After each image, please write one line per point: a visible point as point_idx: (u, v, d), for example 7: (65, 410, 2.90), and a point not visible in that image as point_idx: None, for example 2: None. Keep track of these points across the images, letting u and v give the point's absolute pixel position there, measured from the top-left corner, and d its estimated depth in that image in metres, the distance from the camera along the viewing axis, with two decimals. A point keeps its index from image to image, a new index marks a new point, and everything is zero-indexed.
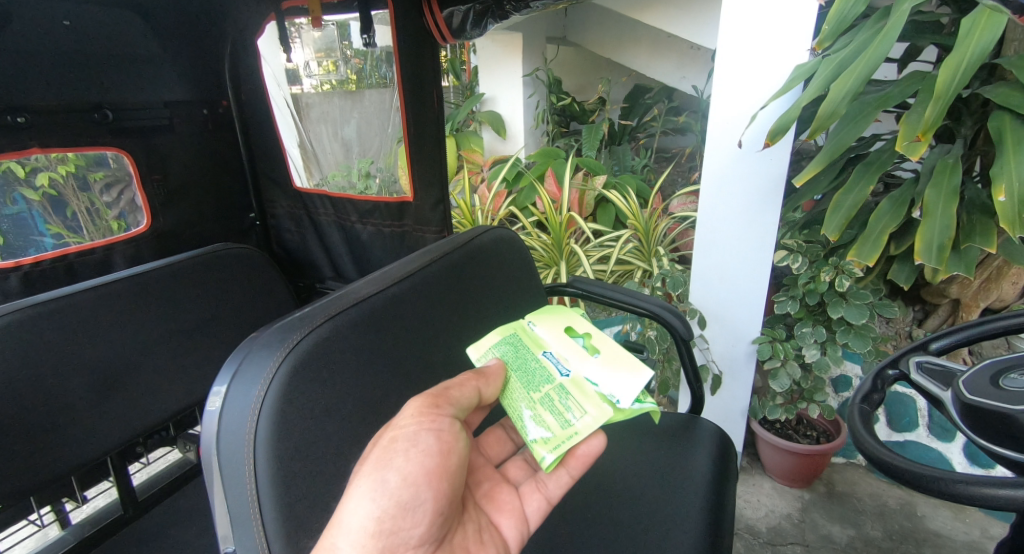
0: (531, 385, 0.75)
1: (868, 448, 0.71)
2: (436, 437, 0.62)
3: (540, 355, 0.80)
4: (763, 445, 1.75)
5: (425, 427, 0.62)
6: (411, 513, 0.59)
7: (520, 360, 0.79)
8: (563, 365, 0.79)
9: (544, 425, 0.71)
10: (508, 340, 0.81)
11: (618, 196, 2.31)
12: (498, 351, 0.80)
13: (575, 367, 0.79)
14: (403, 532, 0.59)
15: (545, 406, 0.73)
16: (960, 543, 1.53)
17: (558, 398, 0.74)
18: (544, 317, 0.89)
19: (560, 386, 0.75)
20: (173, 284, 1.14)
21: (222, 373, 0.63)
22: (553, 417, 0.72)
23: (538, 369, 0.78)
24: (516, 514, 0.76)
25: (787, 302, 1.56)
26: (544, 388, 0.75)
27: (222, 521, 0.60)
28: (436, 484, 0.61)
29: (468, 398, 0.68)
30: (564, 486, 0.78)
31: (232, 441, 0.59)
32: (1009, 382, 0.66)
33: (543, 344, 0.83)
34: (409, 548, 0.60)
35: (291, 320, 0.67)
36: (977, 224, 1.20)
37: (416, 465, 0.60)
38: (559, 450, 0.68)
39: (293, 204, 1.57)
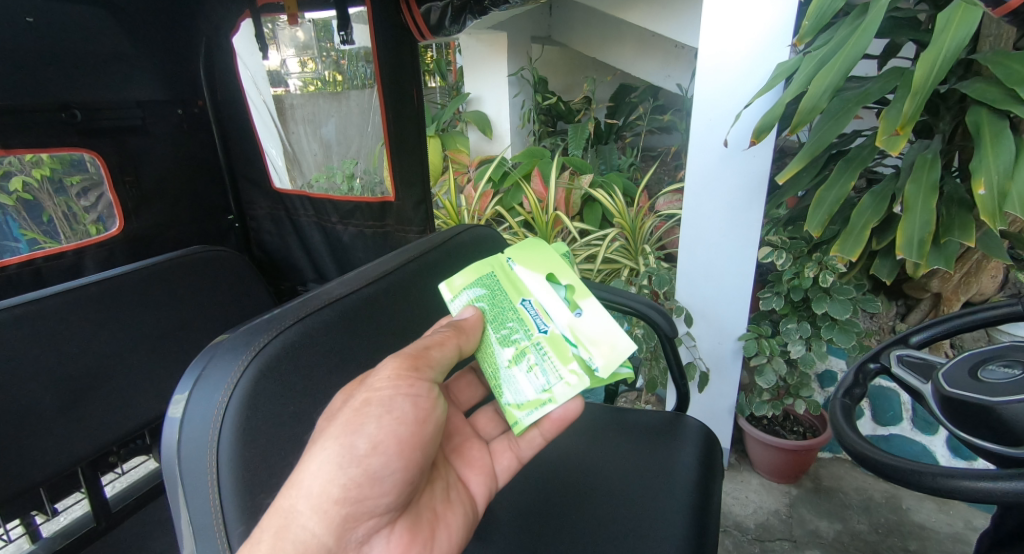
0: (507, 342, 0.74)
1: (850, 443, 0.70)
2: (412, 404, 0.61)
3: (518, 305, 0.75)
4: (750, 441, 1.75)
5: (402, 393, 0.60)
6: (380, 481, 0.59)
7: (497, 311, 0.75)
8: (542, 319, 0.75)
9: (519, 386, 0.72)
10: (486, 284, 0.77)
11: (605, 194, 2.30)
12: (474, 297, 0.77)
13: (554, 323, 0.74)
14: (370, 500, 0.59)
15: (520, 365, 0.72)
16: (944, 535, 1.54)
17: (534, 357, 0.72)
18: (528, 254, 0.79)
19: (537, 344, 0.73)
20: (146, 288, 1.10)
21: (184, 379, 0.61)
22: (528, 379, 0.72)
23: (515, 323, 0.74)
24: (486, 471, 0.76)
25: (772, 298, 1.56)
26: (521, 343, 0.73)
27: (185, 534, 0.57)
28: (409, 453, 0.60)
29: (449, 358, 0.67)
30: (537, 447, 0.79)
31: (194, 451, 0.57)
32: (987, 374, 0.66)
33: (524, 289, 0.77)
34: (374, 516, 0.59)
35: (259, 322, 0.65)
36: (955, 217, 1.21)
37: (388, 433, 0.59)
38: (533, 415, 0.70)
39: (273, 206, 1.54)
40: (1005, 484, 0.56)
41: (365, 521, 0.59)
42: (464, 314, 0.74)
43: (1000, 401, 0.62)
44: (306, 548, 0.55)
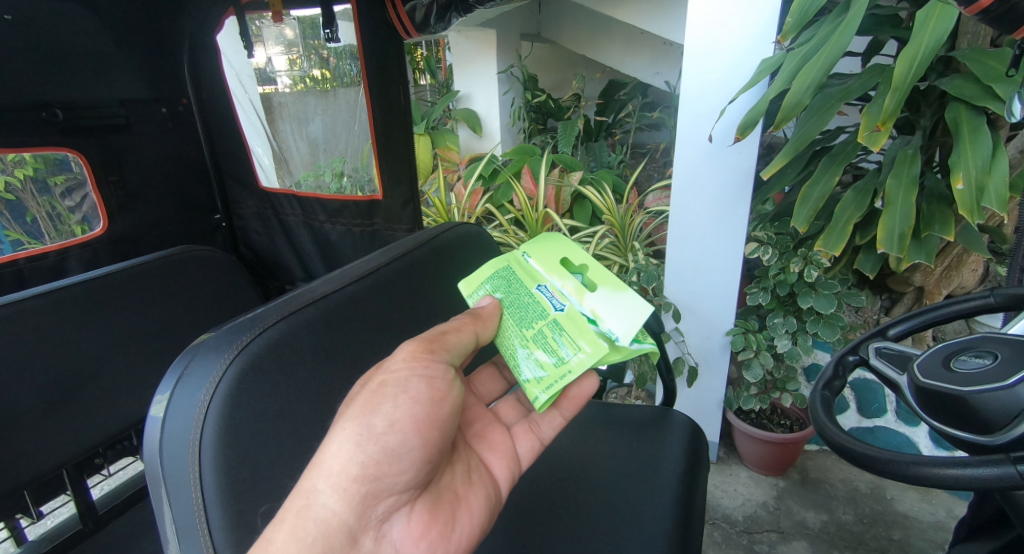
0: (523, 323, 0.74)
1: (829, 433, 0.71)
2: (429, 383, 0.63)
3: (534, 291, 0.75)
4: (738, 434, 1.77)
5: (416, 377, 0.62)
6: (399, 459, 0.60)
7: (513, 297, 0.76)
8: (558, 299, 0.74)
9: (537, 362, 0.71)
10: (504, 276, 0.79)
11: (595, 192, 2.32)
12: (492, 290, 0.78)
13: (571, 301, 0.73)
14: (391, 477, 0.60)
15: (537, 346, 0.71)
16: (926, 523, 1.57)
17: (552, 333, 0.71)
18: (542, 247, 0.81)
19: (553, 322, 0.72)
20: (132, 289, 1.10)
21: (167, 378, 0.60)
22: (546, 354, 0.70)
23: (531, 304, 0.74)
24: (508, 454, 0.77)
25: (759, 293, 1.58)
26: (538, 324, 0.72)
27: (168, 531, 0.57)
28: (426, 434, 0.62)
29: (465, 343, 0.69)
30: (554, 427, 0.81)
31: (176, 449, 0.56)
32: (959, 364, 0.66)
33: (539, 276, 0.78)
34: (393, 493, 0.60)
35: (243, 321, 0.65)
36: (936, 212, 1.22)
37: (405, 412, 0.60)
38: (552, 388, 0.67)
39: (261, 205, 1.54)
40: (990, 469, 0.55)
41: (384, 501, 0.60)
42: (481, 304, 0.76)
43: (969, 390, 0.62)
44: (328, 525, 0.56)
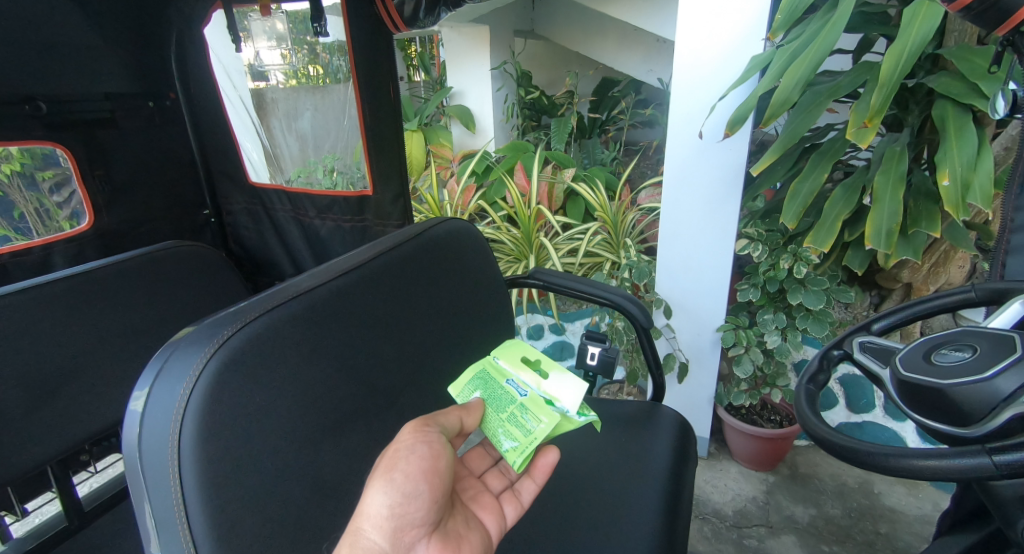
0: (497, 409, 0.77)
1: (811, 425, 0.71)
2: (431, 445, 0.64)
3: (504, 383, 0.81)
4: (728, 430, 1.79)
5: (421, 437, 0.64)
6: (416, 499, 0.61)
7: (487, 392, 0.80)
8: (521, 386, 0.80)
9: (511, 439, 0.74)
10: (476, 371, 0.83)
11: (587, 188, 2.32)
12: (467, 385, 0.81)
13: (532, 387, 0.80)
14: (412, 513, 0.61)
15: (509, 426, 0.75)
16: (913, 517, 1.59)
17: (522, 415, 0.76)
18: (507, 349, 0.88)
19: (522, 406, 0.77)
20: (117, 284, 1.09)
21: (146, 372, 0.57)
22: (518, 431, 0.74)
23: (503, 394, 0.79)
24: (497, 510, 0.76)
25: (750, 290, 1.58)
26: (509, 409, 0.77)
27: (148, 528, 0.55)
28: (434, 480, 0.63)
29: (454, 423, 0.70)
30: (533, 493, 0.81)
31: (156, 445, 0.54)
32: (940, 358, 0.66)
33: (507, 371, 0.83)
34: (415, 528, 0.61)
35: (226, 313, 0.62)
36: (923, 210, 1.23)
37: (418, 466, 0.62)
38: (524, 453, 0.72)
39: (250, 200, 1.53)
40: (964, 459, 0.56)
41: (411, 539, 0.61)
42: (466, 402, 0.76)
43: (949, 383, 0.63)
44: None
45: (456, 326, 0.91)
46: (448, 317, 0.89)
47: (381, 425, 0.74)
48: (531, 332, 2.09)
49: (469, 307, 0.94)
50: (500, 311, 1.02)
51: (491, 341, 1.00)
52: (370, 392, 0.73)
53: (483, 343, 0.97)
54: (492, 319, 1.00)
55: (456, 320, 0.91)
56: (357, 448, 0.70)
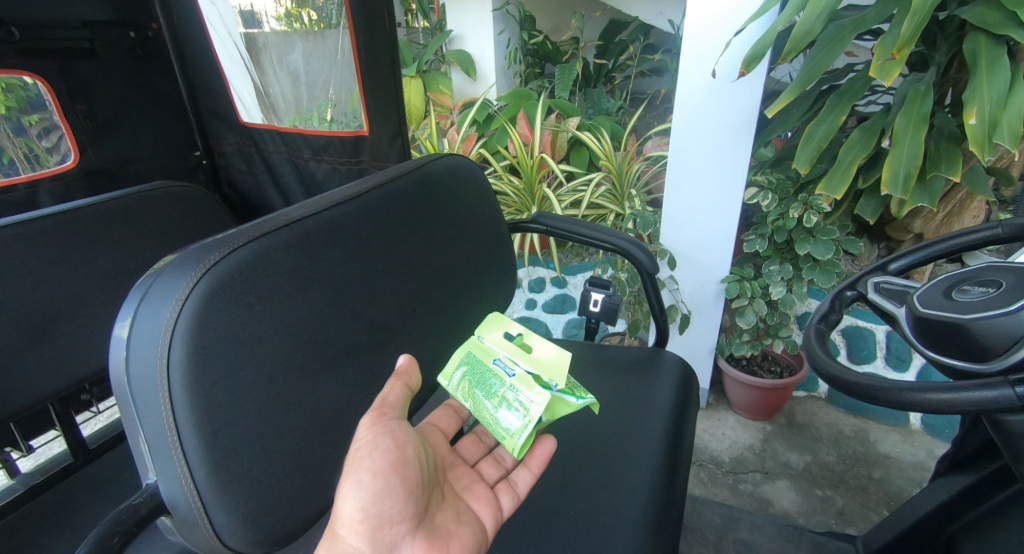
0: (487, 392, 0.74)
1: (821, 364, 0.69)
2: (392, 437, 0.63)
3: (491, 364, 0.77)
4: (728, 381, 1.79)
5: (380, 430, 0.62)
6: (388, 495, 0.60)
7: (476, 376, 0.76)
8: (508, 365, 0.76)
9: (506, 422, 0.70)
10: (462, 355, 0.80)
11: (592, 137, 2.23)
12: (453, 372, 0.78)
13: (519, 366, 0.76)
14: (388, 509, 0.61)
15: (500, 408, 0.72)
16: (907, 463, 1.61)
17: (512, 395, 0.72)
18: (490, 330, 0.84)
19: (511, 384, 0.73)
20: (106, 225, 1.05)
21: (130, 297, 0.55)
22: (511, 410, 0.71)
23: (491, 376, 0.75)
24: (493, 503, 0.73)
25: (757, 240, 1.55)
26: (499, 391, 0.73)
27: (142, 452, 0.54)
28: (404, 471, 0.62)
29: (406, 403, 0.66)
30: (530, 482, 0.77)
31: (144, 370, 0.52)
32: (961, 294, 0.64)
33: (494, 352, 0.80)
34: (394, 524, 0.61)
35: (213, 239, 0.58)
36: (944, 152, 1.18)
37: (381, 460, 0.61)
38: (524, 436, 0.68)
39: (242, 141, 1.42)
40: (990, 392, 0.54)
41: (392, 535, 0.61)
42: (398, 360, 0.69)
43: (970, 318, 0.60)
44: None
45: (455, 265, 0.88)
46: (447, 256, 0.86)
47: (379, 362, 0.72)
48: (532, 286, 2.06)
49: (468, 246, 0.91)
50: (500, 252, 0.99)
51: (492, 283, 0.97)
52: (367, 327, 0.71)
53: (484, 284, 0.95)
54: (492, 260, 0.97)
55: (455, 258, 0.88)
56: (355, 383, 0.68)
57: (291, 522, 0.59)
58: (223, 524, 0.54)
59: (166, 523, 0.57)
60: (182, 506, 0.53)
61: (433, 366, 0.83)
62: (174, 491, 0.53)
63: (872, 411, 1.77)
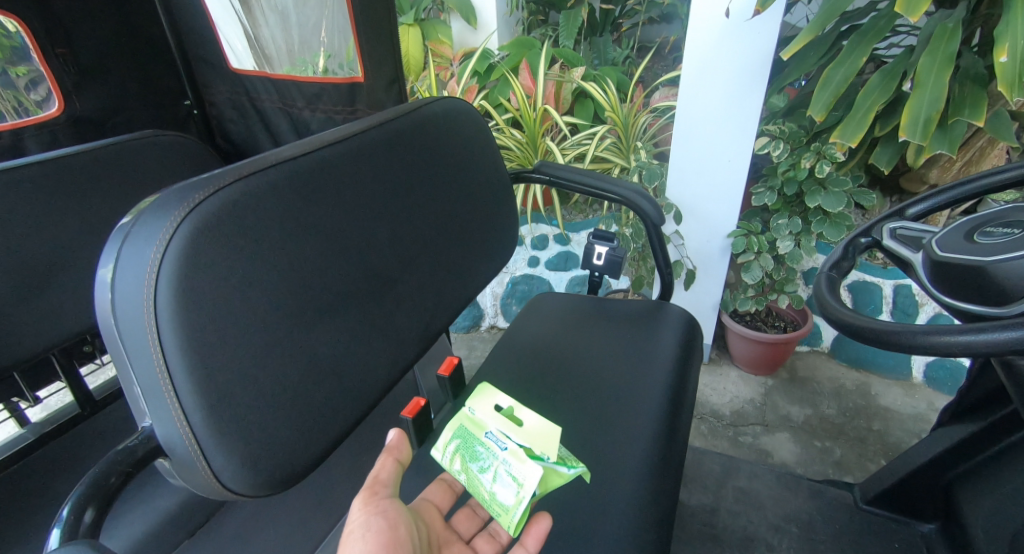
0: (481, 468, 0.74)
1: (831, 312, 0.67)
2: (384, 516, 0.64)
3: (482, 438, 0.77)
4: (731, 336, 1.78)
5: (371, 510, 0.64)
6: None
7: (468, 452, 0.77)
8: (500, 439, 0.77)
9: (501, 498, 0.71)
10: (453, 428, 0.80)
11: (597, 88, 2.13)
12: (446, 445, 0.78)
13: (511, 439, 0.76)
14: None
15: (494, 485, 0.72)
16: (907, 415, 1.61)
17: (506, 471, 0.73)
18: (480, 401, 0.83)
19: (505, 460, 0.73)
20: (102, 174, 1.01)
21: (113, 239, 0.53)
22: (506, 485, 0.71)
23: (483, 452, 0.75)
24: None
25: (766, 193, 1.51)
26: (492, 467, 0.74)
27: (135, 397, 0.53)
28: (396, 550, 0.62)
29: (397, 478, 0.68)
30: None
31: (132, 313, 0.50)
32: (984, 237, 0.61)
33: (484, 424, 0.80)
34: None
35: (198, 179, 0.56)
36: (969, 94, 1.12)
37: (374, 543, 0.61)
38: (519, 513, 0.68)
39: (233, 90, 1.34)
40: (998, 334, 0.51)
41: None
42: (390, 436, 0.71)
43: (993, 260, 0.58)
44: None
45: (455, 213, 0.85)
46: (446, 202, 0.83)
47: (379, 310, 0.71)
48: (536, 243, 2.01)
49: (468, 194, 0.88)
50: (501, 201, 0.96)
51: (493, 233, 0.95)
52: (364, 273, 0.68)
53: (484, 233, 0.92)
54: (493, 209, 0.94)
55: (455, 205, 0.85)
56: (353, 330, 0.67)
57: (292, 466, 0.59)
58: (223, 467, 0.53)
59: (164, 467, 0.57)
60: (179, 449, 0.52)
61: (433, 317, 0.81)
62: (170, 434, 0.52)
63: (874, 365, 1.76)
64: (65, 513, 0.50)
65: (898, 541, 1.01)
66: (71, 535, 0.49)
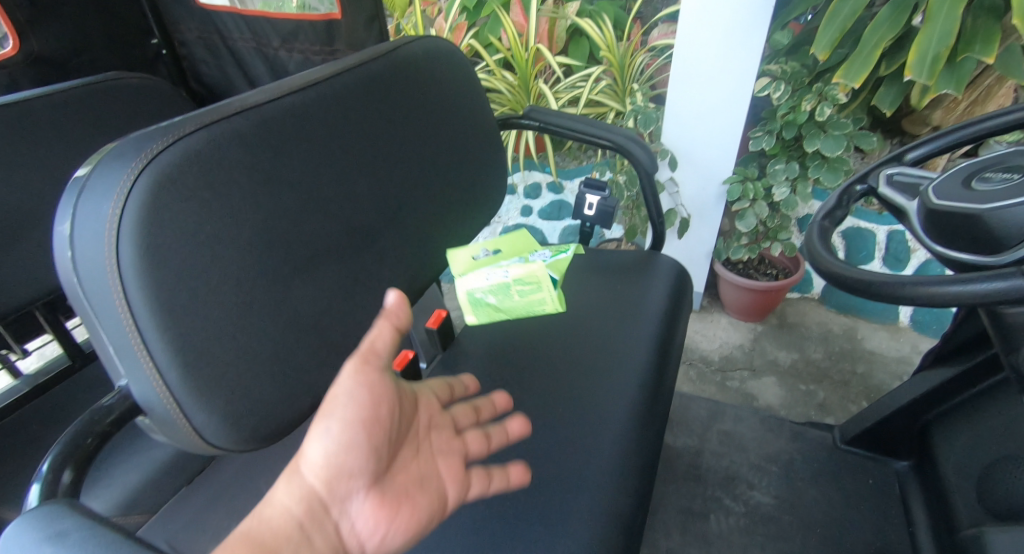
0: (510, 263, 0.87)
1: (822, 263, 0.65)
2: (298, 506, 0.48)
3: (513, 261, 0.87)
4: (723, 283, 1.77)
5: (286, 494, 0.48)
6: None
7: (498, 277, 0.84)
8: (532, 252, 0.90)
9: (515, 280, 0.85)
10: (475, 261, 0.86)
11: (592, 24, 1.98)
12: (477, 257, 0.87)
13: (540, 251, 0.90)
14: None
15: (515, 285, 0.85)
16: (891, 358, 1.64)
17: (525, 277, 0.85)
18: (512, 242, 0.92)
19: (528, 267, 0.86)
20: (69, 123, 0.90)
21: (67, 194, 0.50)
22: (523, 282, 0.85)
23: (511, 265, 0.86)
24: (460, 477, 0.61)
25: (763, 137, 1.47)
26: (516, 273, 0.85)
27: (107, 358, 0.51)
28: (375, 427, 0.51)
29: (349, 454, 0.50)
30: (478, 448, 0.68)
31: (93, 271, 0.47)
32: (981, 183, 0.59)
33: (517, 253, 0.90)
34: None
35: (154, 128, 0.52)
36: (982, 29, 1.07)
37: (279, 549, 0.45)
38: (532, 272, 0.85)
39: (202, 29, 1.24)
40: (983, 285, 0.49)
41: None
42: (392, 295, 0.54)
43: (994, 209, 0.54)
44: None
45: (439, 161, 0.82)
46: (429, 150, 0.80)
47: (361, 264, 0.69)
48: (528, 192, 1.98)
49: (453, 141, 0.85)
50: (488, 149, 0.93)
51: (480, 182, 0.91)
52: (344, 226, 0.66)
53: (471, 181, 0.89)
54: (480, 158, 0.91)
55: (438, 154, 0.82)
56: (336, 284, 0.65)
57: (277, 422, 0.58)
58: (204, 425, 0.52)
59: (146, 424, 0.56)
60: (157, 409, 0.51)
61: (420, 268, 0.79)
62: (147, 394, 0.50)
63: (862, 310, 1.78)
64: (42, 472, 0.48)
65: (873, 479, 1.05)
66: (50, 494, 0.47)
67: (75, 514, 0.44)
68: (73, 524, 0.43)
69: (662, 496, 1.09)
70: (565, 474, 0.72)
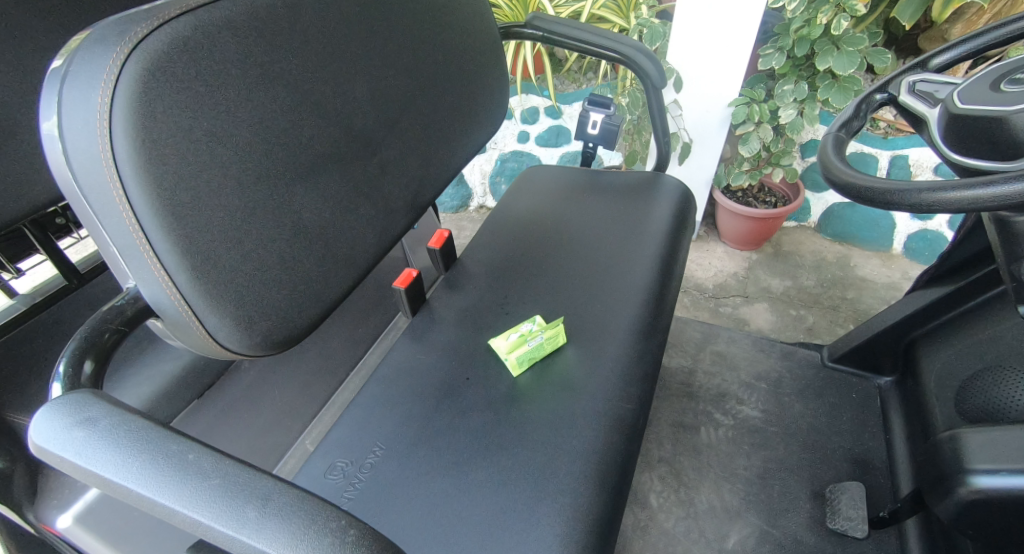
0: None
1: (834, 173, 0.64)
2: None
3: None
4: (721, 212, 1.76)
5: None
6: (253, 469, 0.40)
7: None
8: None
9: None
10: None
11: None
12: None
13: None
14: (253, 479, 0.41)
15: None
16: (881, 284, 1.66)
17: None
18: None
19: None
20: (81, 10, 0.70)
21: (49, 85, 0.46)
22: None
23: None
24: None
25: (774, 55, 1.41)
26: None
27: (110, 258, 0.50)
28: None
29: None
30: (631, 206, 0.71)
31: (87, 167, 0.45)
32: (1011, 85, 0.57)
33: None
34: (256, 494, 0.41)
35: (132, 14, 0.49)
36: None
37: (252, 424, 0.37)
38: None
39: None
40: (995, 189, 0.49)
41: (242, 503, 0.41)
42: None
43: (1016, 110, 0.54)
44: None
45: (436, 70, 0.77)
46: (427, 55, 0.75)
47: (362, 174, 0.67)
48: (525, 117, 1.90)
49: (450, 49, 0.79)
50: (490, 58, 0.88)
51: (480, 95, 0.87)
52: (343, 134, 0.64)
53: (471, 93, 0.85)
54: (481, 66, 0.86)
55: (435, 61, 0.77)
56: (336, 195, 0.63)
57: (288, 329, 0.59)
58: (217, 327, 0.52)
59: (158, 328, 0.56)
60: (169, 310, 0.50)
61: (419, 185, 0.77)
62: (157, 297, 0.50)
63: (857, 238, 1.79)
64: (61, 368, 0.49)
65: (855, 393, 1.09)
66: (74, 385, 0.48)
67: (101, 403, 0.44)
68: (101, 411, 0.44)
69: (655, 411, 1.13)
70: (565, 384, 0.74)
